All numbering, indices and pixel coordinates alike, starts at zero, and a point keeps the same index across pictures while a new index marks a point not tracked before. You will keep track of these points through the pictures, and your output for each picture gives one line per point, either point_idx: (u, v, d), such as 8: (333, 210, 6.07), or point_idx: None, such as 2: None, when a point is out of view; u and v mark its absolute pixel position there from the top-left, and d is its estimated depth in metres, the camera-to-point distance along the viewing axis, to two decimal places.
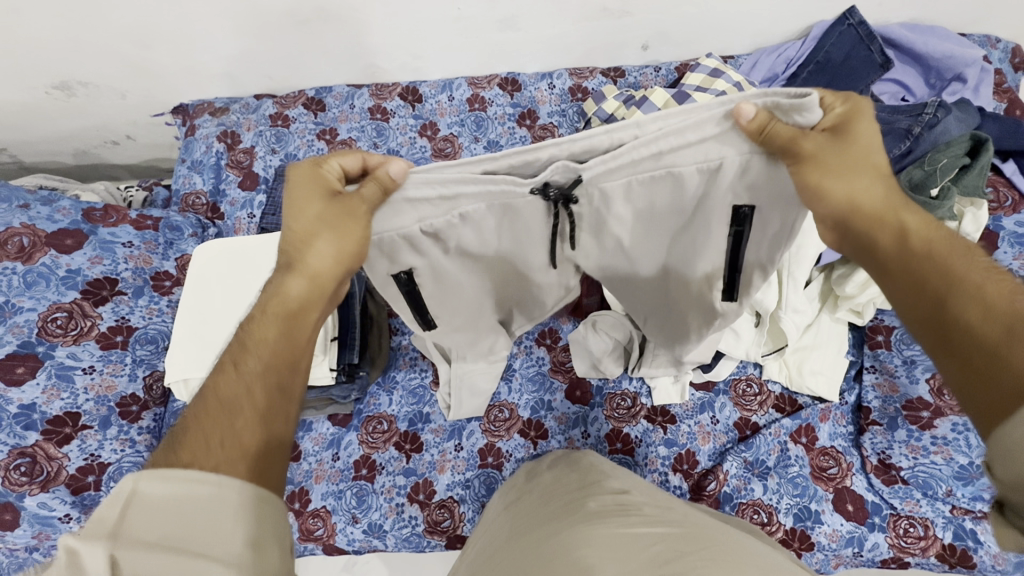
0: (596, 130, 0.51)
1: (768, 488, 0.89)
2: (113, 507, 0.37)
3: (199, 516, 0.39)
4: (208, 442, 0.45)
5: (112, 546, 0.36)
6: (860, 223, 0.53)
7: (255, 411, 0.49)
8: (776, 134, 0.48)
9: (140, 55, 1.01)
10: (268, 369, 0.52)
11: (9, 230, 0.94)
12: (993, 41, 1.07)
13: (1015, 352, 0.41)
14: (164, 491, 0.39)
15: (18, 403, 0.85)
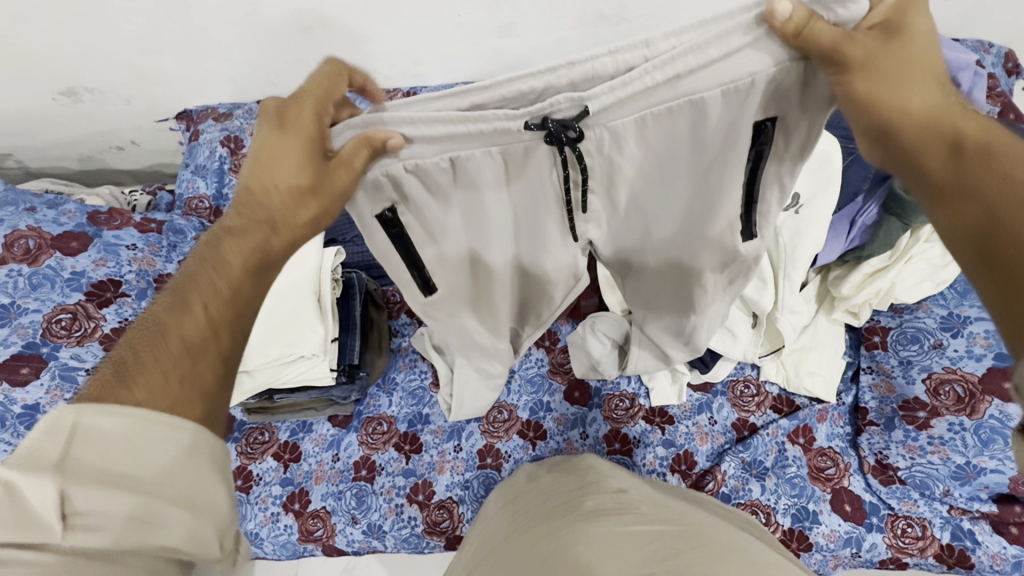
0: (600, 49, 0.43)
1: (766, 488, 0.89)
2: (51, 441, 0.31)
3: (161, 461, 0.34)
4: (151, 375, 0.38)
5: (60, 481, 0.30)
6: (908, 137, 0.42)
7: (206, 356, 0.42)
8: (818, 35, 0.40)
9: (146, 62, 1.03)
10: (233, 311, 0.46)
11: (16, 232, 0.96)
12: (985, 47, 1.11)
13: None
14: (114, 425, 0.33)
15: (23, 403, 0.86)
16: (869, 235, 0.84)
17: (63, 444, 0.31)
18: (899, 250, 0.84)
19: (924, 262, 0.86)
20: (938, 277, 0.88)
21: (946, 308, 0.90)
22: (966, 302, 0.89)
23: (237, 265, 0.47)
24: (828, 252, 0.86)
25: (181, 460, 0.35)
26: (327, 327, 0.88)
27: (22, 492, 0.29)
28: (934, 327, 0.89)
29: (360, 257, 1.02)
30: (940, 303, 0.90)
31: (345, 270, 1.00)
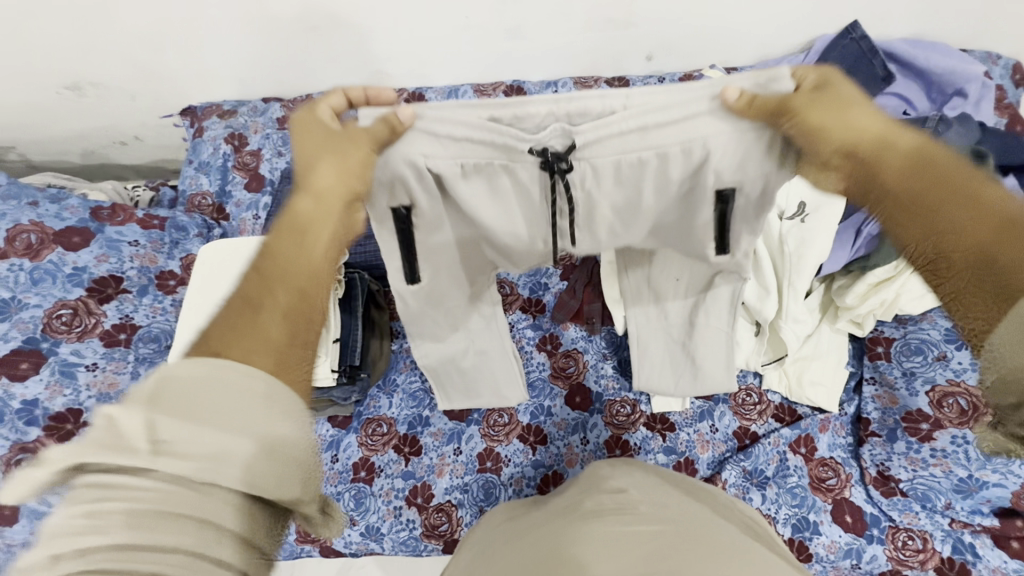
0: (589, 95, 0.55)
1: (767, 497, 0.88)
2: (149, 382, 0.39)
3: (240, 413, 0.39)
4: (245, 330, 0.45)
5: (149, 410, 0.37)
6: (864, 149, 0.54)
7: (264, 313, 0.46)
8: (763, 104, 0.54)
9: (153, 57, 1.06)
10: (309, 284, 0.50)
11: (18, 226, 0.95)
12: (994, 58, 1.14)
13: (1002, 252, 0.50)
14: (192, 372, 0.40)
15: (21, 399, 0.86)
16: (875, 245, 0.86)
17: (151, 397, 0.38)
18: None
19: None
20: None
21: None
22: None
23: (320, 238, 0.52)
24: (833, 260, 0.88)
25: (254, 413, 0.40)
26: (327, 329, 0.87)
27: (120, 422, 0.36)
28: (938, 338, 0.89)
29: (362, 257, 1.00)
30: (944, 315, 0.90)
31: (347, 270, 0.99)
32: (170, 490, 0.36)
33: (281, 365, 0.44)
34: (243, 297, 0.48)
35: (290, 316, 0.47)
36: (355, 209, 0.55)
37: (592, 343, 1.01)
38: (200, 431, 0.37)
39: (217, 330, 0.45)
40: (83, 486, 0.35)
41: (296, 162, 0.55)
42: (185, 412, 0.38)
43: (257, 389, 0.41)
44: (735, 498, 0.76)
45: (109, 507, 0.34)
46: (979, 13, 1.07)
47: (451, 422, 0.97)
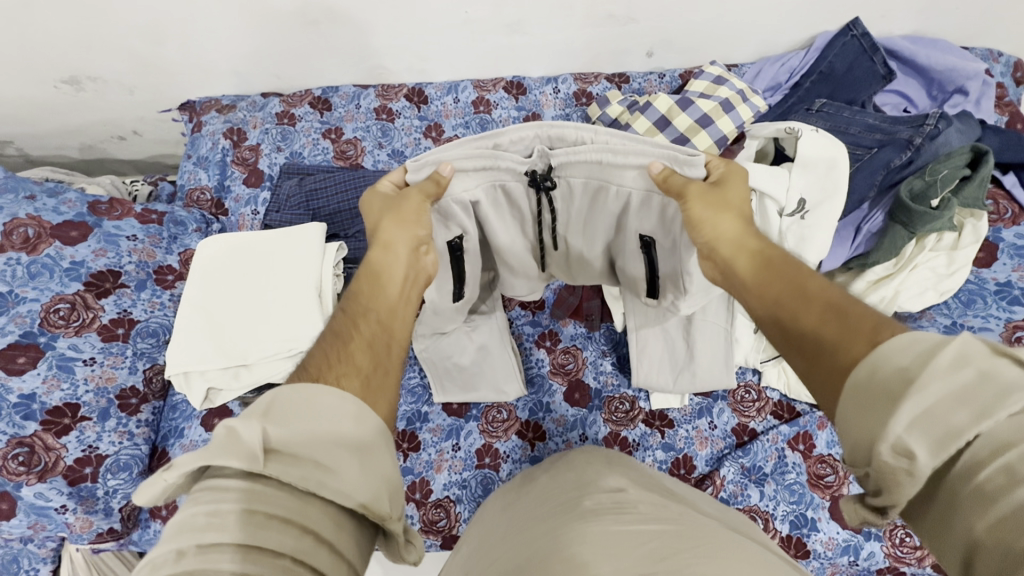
0: (568, 122, 0.60)
1: (765, 494, 0.89)
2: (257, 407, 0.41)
3: (334, 425, 0.41)
4: (338, 355, 0.51)
5: (264, 423, 0.39)
6: (725, 250, 0.59)
7: (355, 343, 0.53)
8: (674, 184, 0.59)
9: (151, 50, 1.06)
10: (390, 316, 0.58)
11: (15, 220, 0.94)
12: (995, 55, 1.14)
13: (840, 347, 0.43)
14: (295, 395, 0.42)
15: (18, 392, 0.85)
16: (875, 242, 0.88)
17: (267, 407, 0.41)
18: (904, 258, 0.87)
19: (929, 271, 0.87)
20: (942, 286, 0.87)
21: (950, 318, 0.89)
22: (969, 312, 0.89)
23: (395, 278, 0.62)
24: (833, 257, 0.90)
25: (348, 428, 0.41)
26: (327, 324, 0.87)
27: (240, 434, 0.37)
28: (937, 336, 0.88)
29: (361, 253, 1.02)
30: (944, 312, 0.90)
31: (345, 265, 0.98)
32: (278, 487, 0.37)
33: (373, 384, 0.49)
34: (333, 330, 0.55)
35: (375, 344, 0.54)
36: (423, 252, 0.64)
37: (591, 340, 1.01)
38: (305, 439, 0.39)
39: (313, 360, 0.50)
40: (209, 477, 0.37)
41: (373, 224, 0.65)
42: (292, 424, 0.40)
43: (350, 403, 0.43)
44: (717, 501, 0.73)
45: (224, 500, 0.36)
46: (981, 10, 1.07)
47: (450, 418, 0.97)
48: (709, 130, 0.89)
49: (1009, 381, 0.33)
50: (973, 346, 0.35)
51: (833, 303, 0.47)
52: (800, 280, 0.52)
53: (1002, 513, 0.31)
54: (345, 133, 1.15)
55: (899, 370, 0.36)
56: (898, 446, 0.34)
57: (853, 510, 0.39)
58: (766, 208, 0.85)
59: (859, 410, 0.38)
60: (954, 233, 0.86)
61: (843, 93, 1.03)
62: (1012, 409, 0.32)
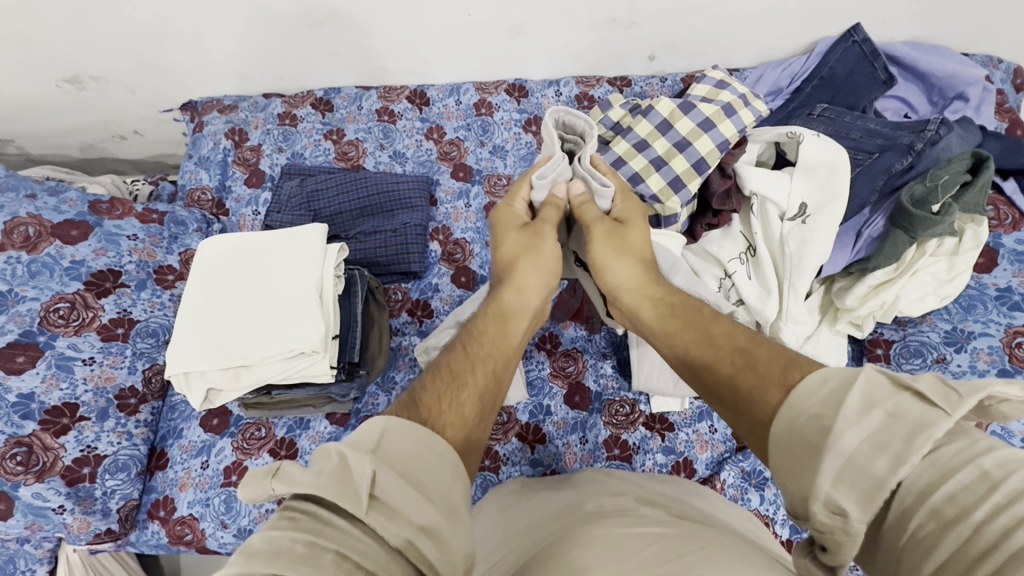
0: (579, 113, 0.68)
1: (765, 498, 0.88)
2: (371, 434, 0.42)
3: (436, 479, 0.42)
4: (453, 395, 0.52)
5: (374, 463, 0.39)
6: (629, 297, 0.65)
7: (466, 388, 0.54)
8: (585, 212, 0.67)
9: (153, 51, 1.06)
10: (495, 360, 0.59)
11: (16, 219, 0.94)
12: (995, 62, 1.15)
13: (743, 377, 0.49)
14: (406, 437, 0.43)
15: (17, 392, 0.85)
16: (875, 247, 0.88)
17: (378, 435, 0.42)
18: (905, 262, 0.86)
19: (929, 276, 0.87)
20: (943, 292, 0.88)
21: (950, 323, 0.90)
22: (970, 317, 0.89)
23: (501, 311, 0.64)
24: (833, 262, 0.90)
25: (446, 474, 0.43)
26: (327, 325, 0.87)
27: (351, 465, 0.39)
28: (937, 341, 0.88)
29: (362, 254, 1.03)
30: (944, 318, 0.90)
31: (347, 266, 0.99)
32: (347, 533, 0.36)
33: (470, 443, 0.50)
34: (449, 366, 0.56)
35: (481, 393, 0.55)
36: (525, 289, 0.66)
37: (592, 342, 1.01)
38: (403, 489, 0.39)
39: (426, 393, 0.51)
40: (290, 506, 0.37)
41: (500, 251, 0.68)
42: (398, 465, 0.41)
43: (449, 462, 0.44)
44: (720, 508, 0.70)
45: (295, 531, 0.35)
46: (982, 17, 1.07)
47: None
48: (711, 135, 0.88)
49: (916, 419, 0.36)
50: (876, 388, 0.39)
51: (742, 346, 0.52)
52: (700, 327, 0.58)
53: (941, 559, 0.34)
54: (347, 134, 1.15)
55: (815, 420, 0.40)
56: (830, 505, 0.37)
57: (805, 565, 0.40)
58: (766, 212, 0.87)
59: (791, 459, 0.41)
60: (955, 239, 0.86)
61: (844, 98, 1.04)
62: (923, 450, 0.35)
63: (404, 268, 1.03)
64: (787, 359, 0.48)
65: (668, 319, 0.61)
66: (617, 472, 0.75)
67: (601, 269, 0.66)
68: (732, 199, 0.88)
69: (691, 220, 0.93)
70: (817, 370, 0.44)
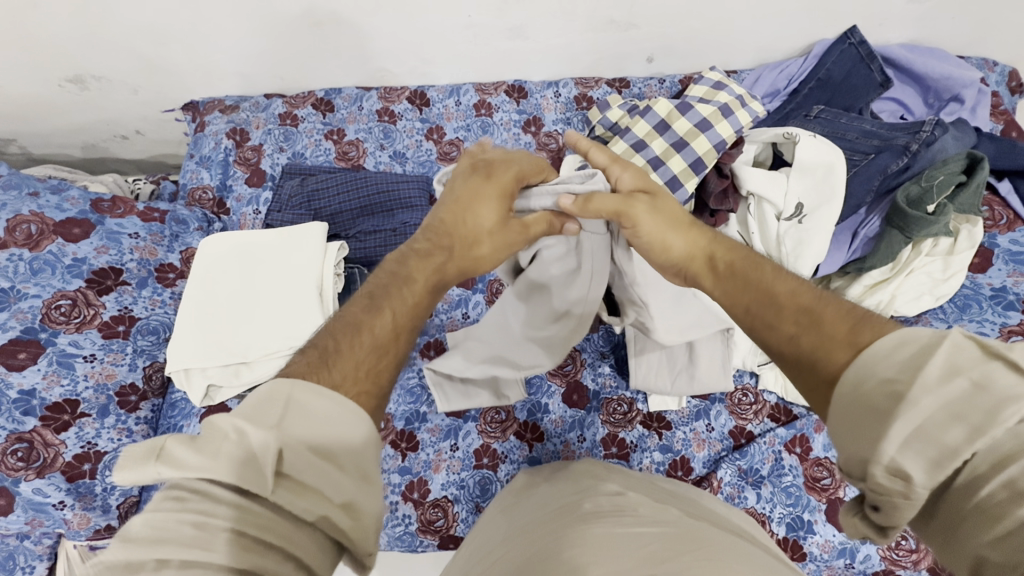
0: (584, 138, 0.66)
1: (762, 496, 0.89)
2: (277, 405, 0.40)
3: (350, 448, 0.41)
4: (373, 360, 0.48)
5: (280, 440, 0.38)
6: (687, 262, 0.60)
7: (388, 356, 0.50)
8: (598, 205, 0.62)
9: (156, 51, 1.07)
10: (413, 322, 0.54)
11: (19, 217, 0.95)
12: (990, 65, 1.16)
13: (808, 343, 0.46)
14: (317, 401, 0.41)
15: (18, 388, 0.86)
16: (871, 246, 0.89)
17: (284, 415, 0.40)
18: (900, 262, 0.88)
19: (925, 275, 0.88)
20: (939, 291, 0.88)
21: (946, 322, 0.90)
22: (965, 317, 0.90)
23: (419, 281, 0.57)
24: (831, 261, 0.90)
25: (363, 445, 0.42)
26: None
27: (252, 441, 0.38)
28: None
29: (362, 253, 1.03)
30: (939, 317, 0.91)
31: (347, 265, 1.00)
32: (242, 509, 0.37)
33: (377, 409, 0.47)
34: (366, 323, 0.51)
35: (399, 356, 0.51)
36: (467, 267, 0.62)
37: (590, 341, 1.02)
38: (318, 468, 0.39)
39: (342, 357, 0.47)
40: (177, 485, 0.37)
41: (441, 219, 0.62)
42: (308, 436, 0.40)
43: (365, 427, 0.42)
44: (716, 505, 0.72)
45: (184, 511, 0.36)
46: (977, 19, 1.08)
47: (448, 418, 0.97)
48: (708, 136, 0.89)
49: (1003, 392, 0.36)
50: (963, 357, 0.38)
51: (811, 306, 0.49)
52: (763, 284, 0.53)
53: (1010, 526, 0.34)
54: (347, 135, 1.16)
55: (889, 385, 0.40)
56: (893, 468, 0.38)
57: (853, 524, 0.42)
58: (763, 212, 0.88)
59: (856, 430, 0.40)
60: (949, 239, 0.88)
61: (841, 99, 1.05)
62: (1006, 424, 0.35)
63: None
64: (859, 319, 0.46)
65: (719, 283, 0.57)
66: (615, 467, 0.79)
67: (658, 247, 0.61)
68: (729, 198, 0.89)
69: None
70: (891, 332, 0.42)
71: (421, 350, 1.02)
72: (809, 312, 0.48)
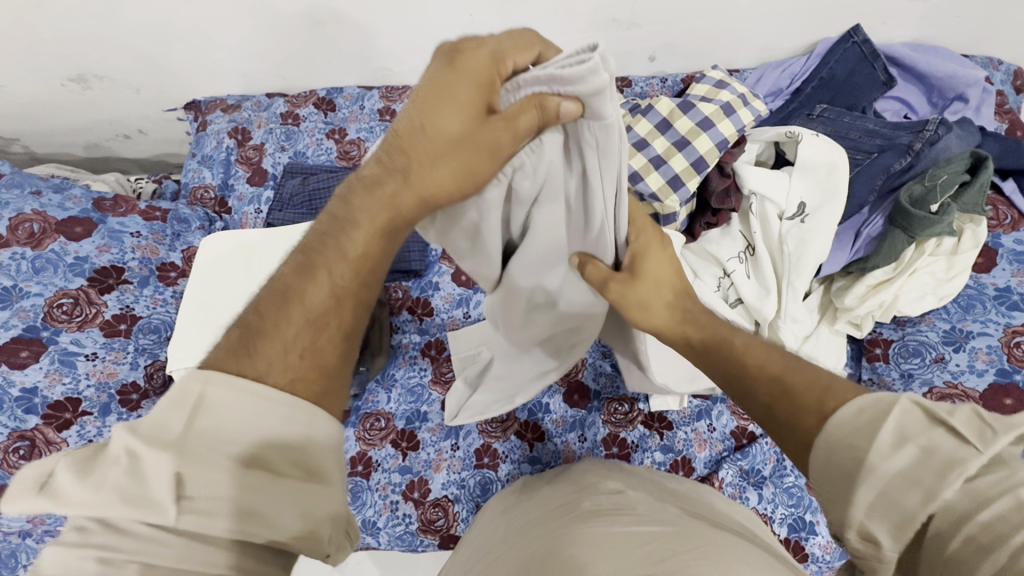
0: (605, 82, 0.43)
1: (763, 497, 0.88)
2: (180, 415, 0.37)
3: (280, 448, 0.39)
4: (309, 336, 0.44)
5: (177, 462, 0.35)
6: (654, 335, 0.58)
7: (327, 329, 0.46)
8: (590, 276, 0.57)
9: (156, 50, 1.07)
10: (357, 279, 0.48)
11: (21, 215, 0.97)
12: (995, 64, 1.15)
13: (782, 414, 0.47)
14: (232, 399, 0.38)
15: (20, 386, 0.86)
16: (874, 247, 0.88)
17: (188, 417, 0.37)
18: (903, 262, 0.87)
19: (928, 276, 0.87)
20: (942, 291, 0.88)
21: (949, 322, 0.90)
22: (969, 317, 0.89)
23: (368, 231, 0.49)
24: (833, 261, 0.90)
25: (299, 444, 0.40)
26: None
27: (142, 466, 0.35)
28: (936, 341, 0.88)
29: None
30: (942, 317, 0.90)
31: None
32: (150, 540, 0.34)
33: (329, 379, 0.44)
34: (293, 294, 0.46)
35: (356, 322, 0.48)
36: (420, 200, 0.49)
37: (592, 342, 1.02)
38: (229, 482, 0.36)
39: (264, 342, 0.43)
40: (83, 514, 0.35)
41: (398, 127, 0.49)
42: (218, 445, 0.37)
43: (302, 420, 0.40)
44: (718, 499, 0.73)
45: (85, 546, 0.33)
46: (982, 18, 1.08)
47: None
48: (710, 134, 0.89)
49: (949, 455, 0.36)
50: (911, 425, 0.38)
51: (780, 378, 0.49)
52: (737, 359, 0.53)
53: None
54: (349, 134, 1.16)
55: (855, 458, 0.39)
56: (864, 534, 0.38)
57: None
58: (765, 211, 0.87)
59: (830, 498, 0.41)
60: (953, 239, 0.87)
61: (844, 99, 1.04)
62: (956, 486, 0.35)
63: (405, 267, 1.05)
64: (825, 388, 0.45)
65: (698, 355, 0.57)
66: (616, 466, 0.78)
67: (638, 310, 0.56)
68: (731, 197, 0.89)
69: (689, 219, 0.94)
70: (853, 400, 0.42)
71: (422, 349, 1.02)
72: (779, 383, 0.49)
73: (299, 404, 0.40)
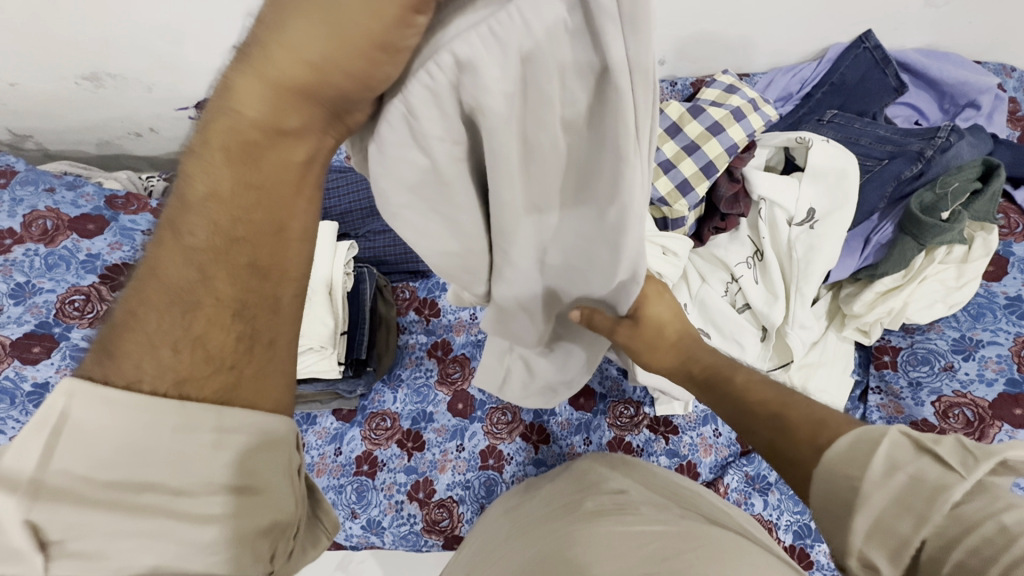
0: None
1: (769, 503, 0.88)
2: (40, 435, 0.30)
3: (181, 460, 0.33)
4: (173, 322, 0.35)
5: (29, 509, 0.29)
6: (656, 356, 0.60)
7: (202, 314, 0.35)
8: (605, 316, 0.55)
9: (170, 50, 1.08)
10: (226, 244, 0.35)
11: (35, 212, 0.98)
12: (1008, 70, 1.14)
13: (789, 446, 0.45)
14: (103, 418, 0.32)
15: (32, 381, 0.86)
16: (883, 253, 0.88)
17: (43, 457, 0.30)
18: (913, 270, 0.86)
19: (937, 284, 0.87)
20: (952, 299, 0.87)
21: (959, 330, 0.89)
22: (978, 325, 0.89)
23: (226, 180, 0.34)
24: (842, 267, 0.90)
25: (199, 455, 0.33)
26: (336, 321, 0.89)
27: None
28: (945, 349, 0.88)
29: (371, 253, 1.05)
30: (952, 325, 0.90)
31: (356, 265, 1.00)
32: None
33: (222, 366, 0.36)
34: (157, 276, 0.35)
35: (252, 292, 0.37)
36: (293, 108, 0.33)
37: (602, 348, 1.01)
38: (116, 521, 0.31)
39: (129, 334, 0.34)
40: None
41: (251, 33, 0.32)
42: (103, 470, 0.32)
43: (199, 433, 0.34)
44: (723, 500, 0.73)
45: None
46: (995, 24, 1.07)
47: (455, 418, 0.97)
48: (720, 139, 0.88)
49: (935, 482, 0.36)
50: (900, 451, 0.38)
51: (783, 406, 0.48)
52: (739, 390, 0.53)
53: None
54: None
55: (852, 485, 0.38)
56: (864, 561, 0.38)
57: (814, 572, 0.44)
58: (774, 217, 0.87)
59: (831, 526, 0.40)
60: (964, 247, 0.86)
61: (856, 103, 1.04)
62: (944, 512, 0.35)
63: (413, 267, 1.06)
64: (821, 418, 0.45)
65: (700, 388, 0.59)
66: (619, 464, 0.77)
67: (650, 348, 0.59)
68: (740, 203, 0.89)
69: (698, 223, 0.94)
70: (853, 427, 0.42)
71: (428, 349, 1.03)
72: (783, 407, 0.48)
73: (188, 413, 0.34)
